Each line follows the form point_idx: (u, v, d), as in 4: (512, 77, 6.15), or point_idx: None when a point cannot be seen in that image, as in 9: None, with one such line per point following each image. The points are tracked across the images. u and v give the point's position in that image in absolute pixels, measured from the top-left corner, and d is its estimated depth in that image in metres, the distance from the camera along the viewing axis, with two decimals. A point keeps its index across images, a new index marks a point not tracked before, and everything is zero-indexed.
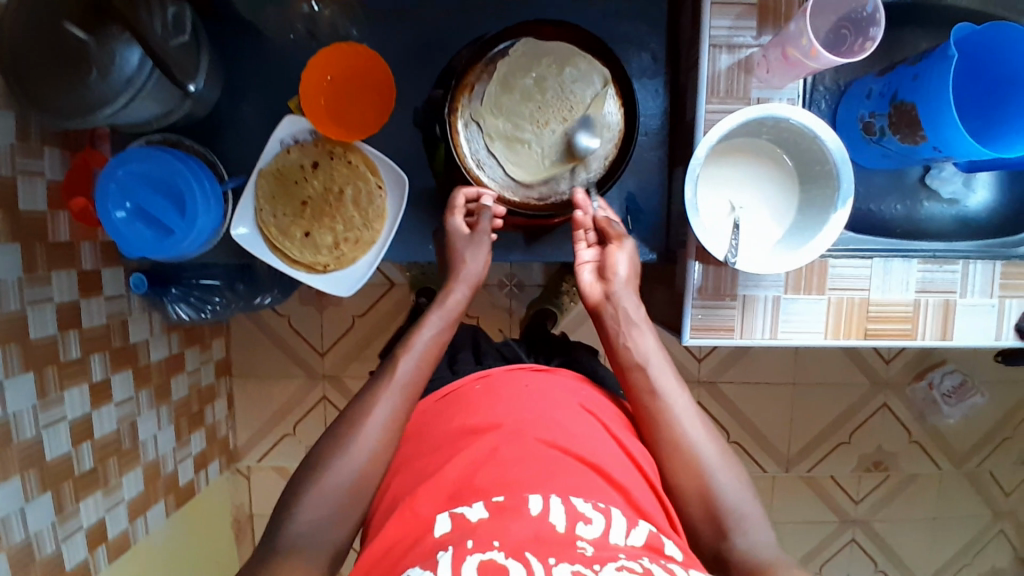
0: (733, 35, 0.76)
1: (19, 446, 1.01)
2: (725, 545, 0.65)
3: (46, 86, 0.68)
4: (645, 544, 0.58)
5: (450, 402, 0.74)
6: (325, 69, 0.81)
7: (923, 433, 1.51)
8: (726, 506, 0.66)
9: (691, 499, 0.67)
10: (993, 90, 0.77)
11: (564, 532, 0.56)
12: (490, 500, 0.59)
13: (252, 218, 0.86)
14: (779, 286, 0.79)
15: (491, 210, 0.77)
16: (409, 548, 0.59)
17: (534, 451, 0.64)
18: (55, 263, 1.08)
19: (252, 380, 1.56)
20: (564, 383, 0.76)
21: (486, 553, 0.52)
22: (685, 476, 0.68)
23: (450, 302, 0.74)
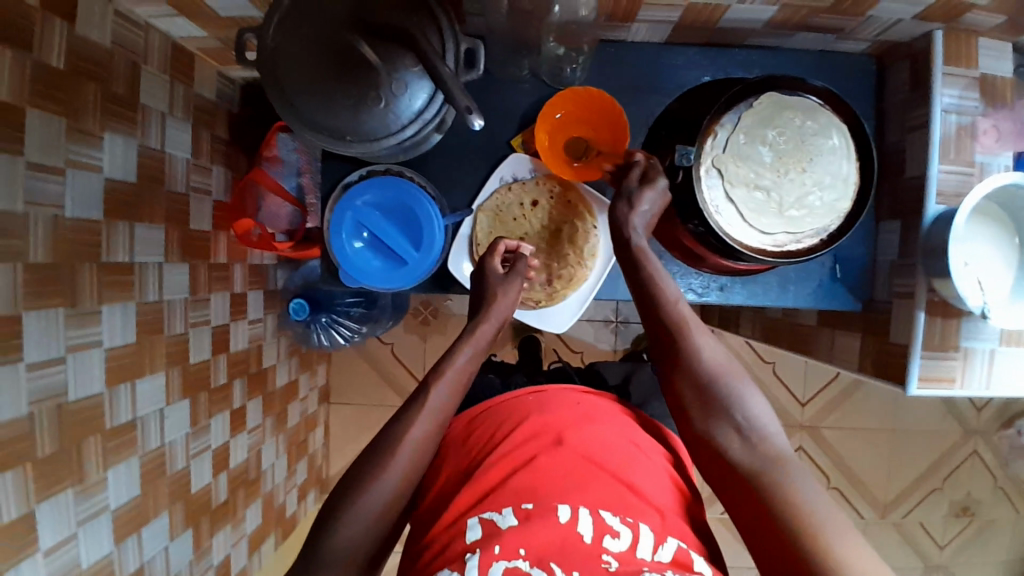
0: (960, 103, 0.81)
1: (172, 478, 0.96)
2: (722, 442, 0.68)
3: (327, 109, 0.69)
4: (672, 559, 0.63)
5: (496, 412, 0.80)
6: (558, 107, 0.84)
7: (1008, 480, 1.54)
8: (735, 410, 0.68)
9: (698, 408, 0.70)
10: None
11: (590, 543, 0.62)
12: (519, 507, 0.65)
13: (469, 254, 0.87)
14: (995, 338, 0.81)
15: (527, 258, 0.83)
16: (444, 549, 0.65)
17: (573, 463, 0.70)
18: (213, 285, 1.05)
19: (351, 407, 1.54)
20: (604, 403, 0.81)
21: (512, 561, 0.60)
22: (692, 389, 0.71)
23: (479, 334, 0.77)
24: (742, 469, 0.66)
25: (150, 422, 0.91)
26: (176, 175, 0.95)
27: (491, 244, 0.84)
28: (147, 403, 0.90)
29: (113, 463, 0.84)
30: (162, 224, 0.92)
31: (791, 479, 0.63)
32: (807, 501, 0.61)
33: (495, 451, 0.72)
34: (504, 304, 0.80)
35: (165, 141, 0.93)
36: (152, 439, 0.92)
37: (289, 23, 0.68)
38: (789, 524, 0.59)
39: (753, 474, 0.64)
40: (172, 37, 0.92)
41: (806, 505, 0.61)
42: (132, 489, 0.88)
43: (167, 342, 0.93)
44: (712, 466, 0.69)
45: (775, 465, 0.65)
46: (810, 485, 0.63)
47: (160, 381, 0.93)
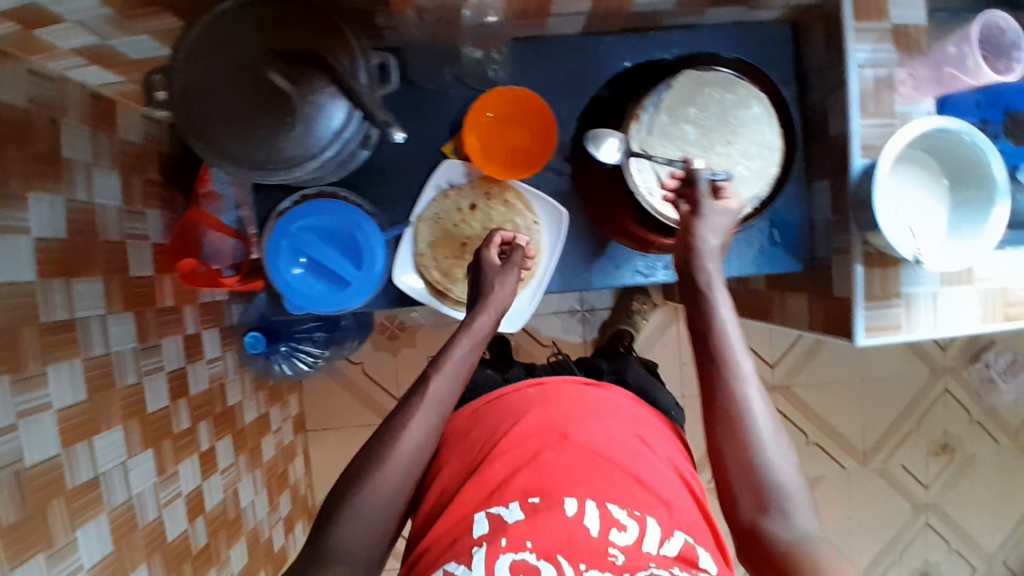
0: (875, 56, 0.81)
1: (145, 530, 0.94)
2: (763, 525, 0.64)
3: (247, 143, 0.67)
4: (679, 553, 0.69)
5: (501, 403, 0.83)
6: (487, 107, 0.83)
7: (982, 413, 1.58)
8: (782, 494, 0.65)
9: (732, 462, 0.66)
10: None
11: (597, 537, 0.67)
12: (527, 501, 0.70)
13: (413, 264, 0.86)
14: (936, 282, 0.83)
15: (524, 248, 0.82)
16: (452, 545, 0.70)
17: (577, 457, 0.74)
18: (163, 330, 1.03)
19: (329, 432, 1.52)
20: (607, 394, 0.84)
21: (518, 553, 0.65)
22: (741, 471, 0.66)
23: (478, 329, 0.76)
24: (777, 548, 0.64)
25: (114, 477, 0.89)
26: (109, 225, 0.93)
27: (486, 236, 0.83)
28: (107, 458, 0.88)
29: (81, 523, 0.82)
30: (100, 277, 0.90)
31: (823, 560, 0.62)
32: None
33: (499, 448, 0.76)
34: (500, 295, 0.78)
35: (94, 192, 0.91)
36: (118, 492, 0.90)
37: (197, 62, 0.67)
38: None
39: (786, 557, 0.63)
40: (88, 85, 0.90)
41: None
42: (106, 547, 0.86)
43: (121, 393, 0.92)
44: (743, 538, 0.66)
45: (811, 549, 0.63)
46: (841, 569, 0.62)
47: (119, 435, 0.91)
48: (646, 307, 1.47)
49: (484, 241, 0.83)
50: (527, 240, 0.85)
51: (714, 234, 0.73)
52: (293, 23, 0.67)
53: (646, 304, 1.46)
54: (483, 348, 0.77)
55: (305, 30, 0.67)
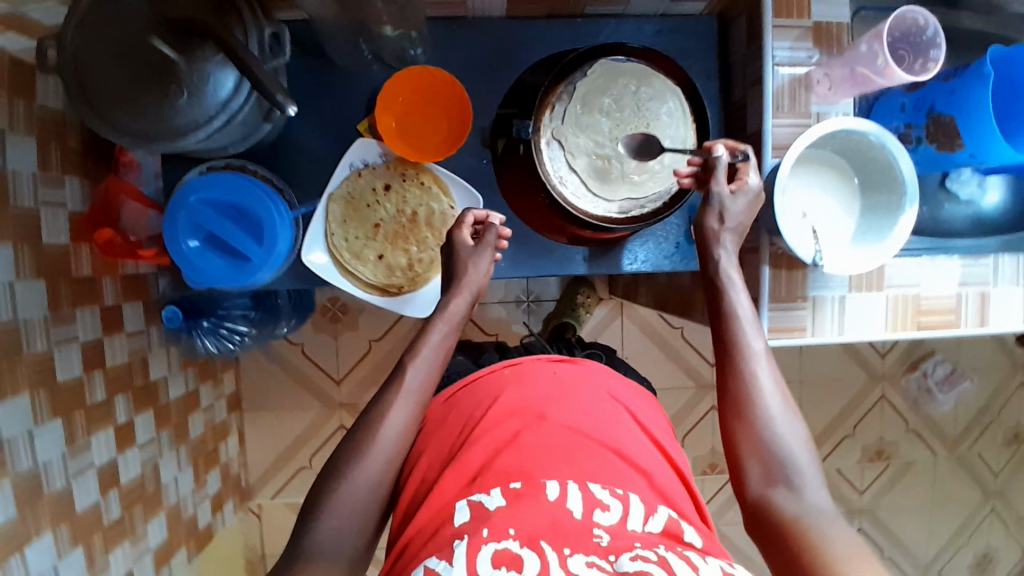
0: (793, 56, 0.81)
1: (50, 498, 0.93)
2: (773, 500, 0.64)
3: (133, 113, 0.67)
4: (663, 530, 0.64)
5: (477, 385, 0.79)
6: (398, 92, 0.81)
7: (919, 422, 1.59)
8: (790, 469, 0.65)
9: (736, 422, 0.68)
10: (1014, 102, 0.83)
11: (580, 519, 0.61)
12: (507, 487, 0.64)
13: (324, 243, 0.84)
14: (844, 286, 0.84)
15: (497, 227, 0.81)
16: (434, 535, 0.63)
17: (558, 436, 0.70)
18: (79, 301, 1.00)
19: (266, 413, 1.51)
20: (583, 371, 0.80)
21: (501, 542, 0.58)
22: (753, 444, 0.66)
23: (451, 311, 0.77)
24: (782, 520, 0.62)
25: (16, 444, 0.86)
26: (21, 191, 0.89)
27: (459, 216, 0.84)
28: (11, 426, 0.86)
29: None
30: (12, 244, 0.87)
31: (827, 532, 0.60)
32: (838, 549, 0.58)
33: (475, 432, 0.71)
34: (474, 277, 0.79)
35: (7, 157, 0.87)
36: (21, 460, 0.88)
37: (88, 27, 0.66)
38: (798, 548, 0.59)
39: (792, 526, 0.61)
40: (8, 50, 0.86)
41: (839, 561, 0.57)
42: (6, 515, 0.85)
43: (28, 362, 0.89)
44: (752, 516, 0.65)
45: (816, 523, 0.61)
46: (846, 538, 0.59)
47: (24, 403, 0.88)
48: (590, 300, 1.43)
49: (455, 224, 0.82)
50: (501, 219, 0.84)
51: (726, 217, 0.75)
52: None
53: (591, 298, 1.43)
54: (460, 329, 0.78)
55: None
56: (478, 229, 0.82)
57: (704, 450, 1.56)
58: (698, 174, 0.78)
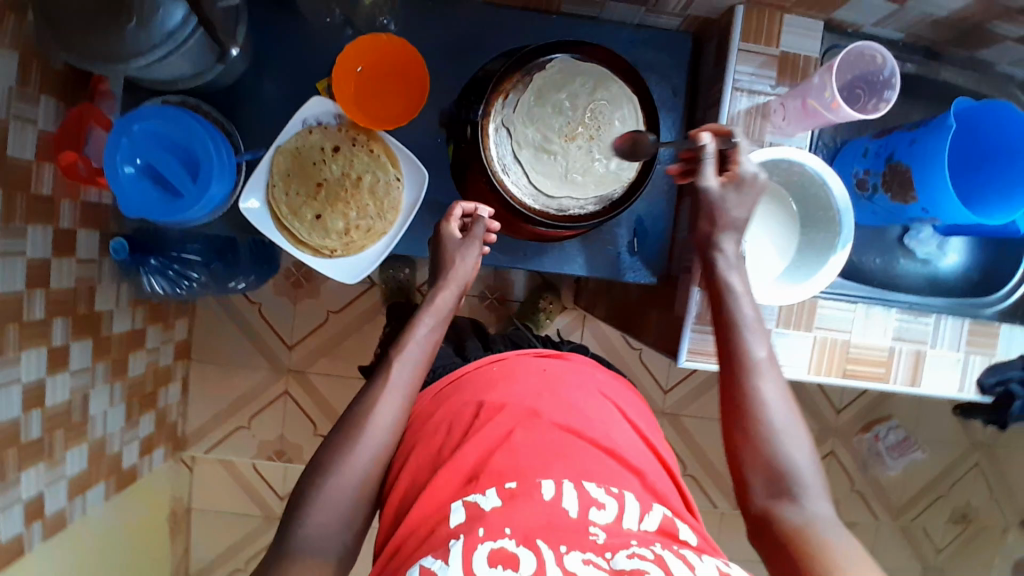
0: (754, 81, 0.82)
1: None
2: (776, 511, 0.63)
3: (83, 28, 0.68)
4: (658, 528, 0.63)
5: (464, 382, 0.77)
6: (358, 60, 0.82)
7: (865, 483, 1.56)
8: (795, 482, 0.63)
9: (738, 427, 0.66)
10: (987, 158, 0.81)
11: (577, 518, 0.60)
12: (503, 487, 0.62)
13: (263, 192, 0.84)
14: (771, 318, 0.84)
15: (485, 219, 0.82)
16: (428, 535, 0.61)
17: (549, 434, 0.68)
18: (34, 217, 0.99)
19: (214, 365, 1.51)
20: (567, 368, 0.80)
21: (498, 541, 0.56)
22: (758, 459, 0.65)
23: (439, 304, 0.78)
24: (785, 533, 0.61)
25: None
26: None
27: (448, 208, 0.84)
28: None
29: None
30: None
31: (833, 540, 0.59)
32: (843, 561, 0.57)
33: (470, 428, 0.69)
34: (463, 268, 0.81)
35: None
36: None
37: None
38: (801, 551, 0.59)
39: (794, 537, 0.61)
40: None
41: (846, 571, 0.56)
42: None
43: None
44: (756, 525, 0.64)
45: (820, 530, 0.61)
46: (848, 544, 0.59)
47: None
48: (552, 307, 1.42)
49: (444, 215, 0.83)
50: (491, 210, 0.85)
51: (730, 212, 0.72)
52: None
53: (553, 304, 1.43)
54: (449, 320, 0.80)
55: None
56: (466, 222, 0.84)
57: None
58: (687, 166, 0.75)
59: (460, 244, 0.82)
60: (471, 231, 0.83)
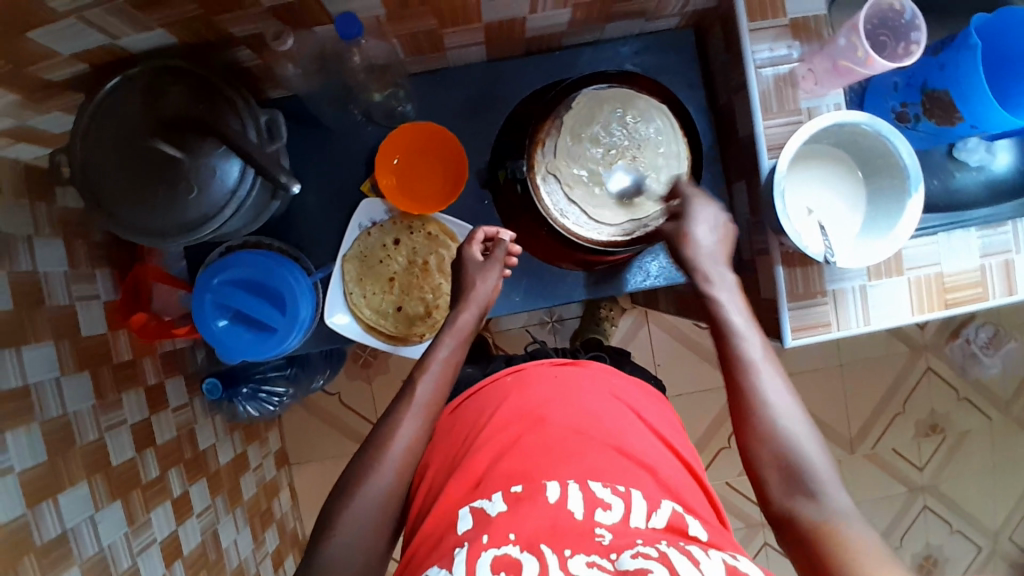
0: (773, 55, 0.82)
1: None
2: (797, 513, 0.65)
3: (146, 210, 0.70)
4: (667, 525, 0.63)
5: (483, 395, 0.79)
6: (394, 150, 0.84)
7: (969, 388, 1.54)
8: (809, 482, 0.66)
9: (766, 460, 0.69)
10: (998, 70, 0.82)
11: (582, 519, 0.60)
12: (509, 491, 0.64)
13: (344, 304, 0.87)
14: (862, 275, 0.85)
15: (507, 242, 0.83)
16: (438, 543, 0.64)
17: (557, 436, 0.70)
18: (122, 384, 0.98)
19: (312, 465, 1.54)
20: (588, 373, 0.80)
21: (501, 548, 0.57)
22: (766, 450, 0.69)
23: (460, 325, 0.80)
24: (808, 531, 0.64)
25: (81, 533, 0.83)
26: (54, 288, 0.87)
27: (469, 235, 0.85)
28: (73, 515, 0.83)
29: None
30: (52, 340, 0.85)
31: (852, 534, 0.61)
32: (867, 557, 0.59)
33: (480, 440, 0.72)
34: (482, 291, 0.82)
35: (37, 260, 0.85)
36: (88, 546, 0.85)
37: (98, 129, 0.69)
38: (826, 554, 0.61)
39: (818, 540, 0.62)
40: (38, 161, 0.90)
41: (872, 565, 0.58)
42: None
43: (81, 451, 0.86)
44: (779, 523, 0.67)
45: (838, 523, 0.63)
46: (870, 540, 0.61)
47: (83, 492, 0.86)
48: (613, 313, 1.41)
49: (466, 239, 0.84)
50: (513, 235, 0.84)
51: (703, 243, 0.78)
52: (177, 84, 0.70)
53: (613, 310, 1.42)
54: (468, 341, 0.81)
55: (187, 96, 0.70)
56: (488, 246, 0.85)
57: None
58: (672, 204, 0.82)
59: (479, 268, 0.83)
60: (493, 255, 0.85)
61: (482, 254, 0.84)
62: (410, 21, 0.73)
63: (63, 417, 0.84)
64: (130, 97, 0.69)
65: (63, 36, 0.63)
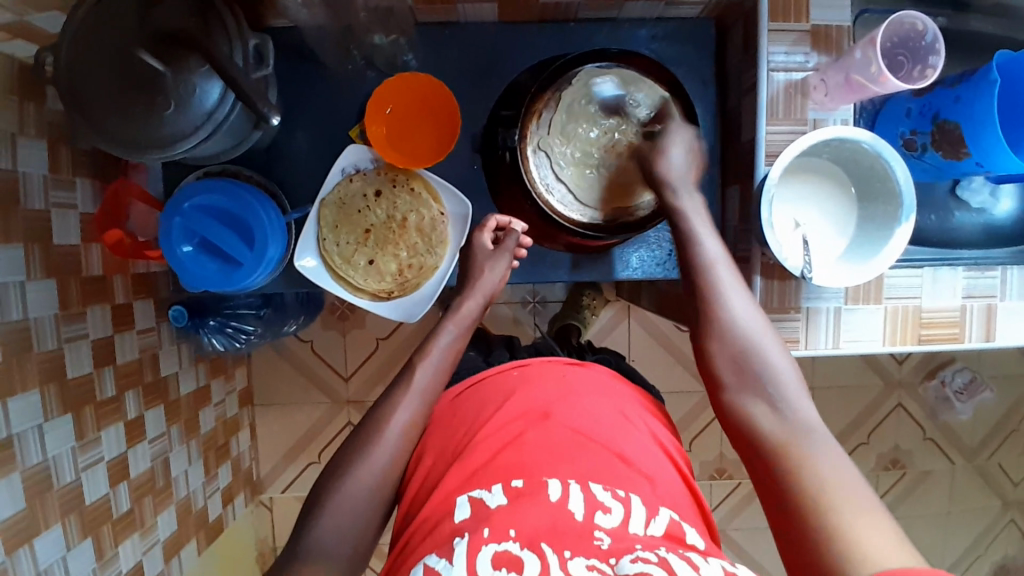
0: (788, 60, 0.79)
1: (60, 493, 0.88)
2: (754, 418, 0.66)
3: (121, 120, 0.68)
4: (665, 533, 0.62)
5: (487, 385, 0.77)
6: (388, 99, 0.82)
7: (937, 430, 1.54)
8: (770, 388, 0.67)
9: (733, 379, 0.69)
10: (1017, 109, 0.80)
11: (582, 521, 0.60)
12: (509, 485, 0.63)
13: (316, 248, 0.86)
14: (839, 297, 0.84)
15: (518, 233, 0.85)
16: (432, 530, 0.63)
17: (560, 435, 0.68)
18: (89, 299, 0.97)
19: (276, 408, 1.54)
20: (593, 374, 0.79)
21: (502, 543, 0.57)
22: (726, 359, 0.70)
23: (464, 311, 0.82)
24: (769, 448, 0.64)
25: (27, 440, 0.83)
26: (31, 192, 0.85)
27: (482, 221, 0.87)
28: (21, 421, 0.83)
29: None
30: (21, 244, 0.83)
31: (815, 455, 0.61)
32: (824, 463, 0.60)
33: (479, 431, 0.70)
34: (489, 279, 0.84)
35: (17, 161, 0.83)
36: (32, 454, 0.84)
37: (85, 30, 0.67)
38: (777, 461, 0.62)
39: (772, 445, 0.63)
40: None
41: (831, 489, 0.57)
42: (14, 507, 0.81)
43: (37, 359, 0.85)
44: (734, 428, 0.68)
45: (801, 444, 0.62)
46: (835, 461, 0.60)
47: (34, 400, 0.85)
48: (595, 302, 1.39)
49: (478, 226, 0.87)
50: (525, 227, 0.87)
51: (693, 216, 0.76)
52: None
53: (596, 301, 1.40)
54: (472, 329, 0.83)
55: (177, 7, 0.68)
56: (499, 235, 0.87)
57: (711, 455, 1.51)
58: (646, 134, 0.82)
59: (489, 256, 0.85)
60: (503, 243, 0.87)
61: (492, 243, 0.86)
62: None
63: (21, 322, 0.83)
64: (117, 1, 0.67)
65: None
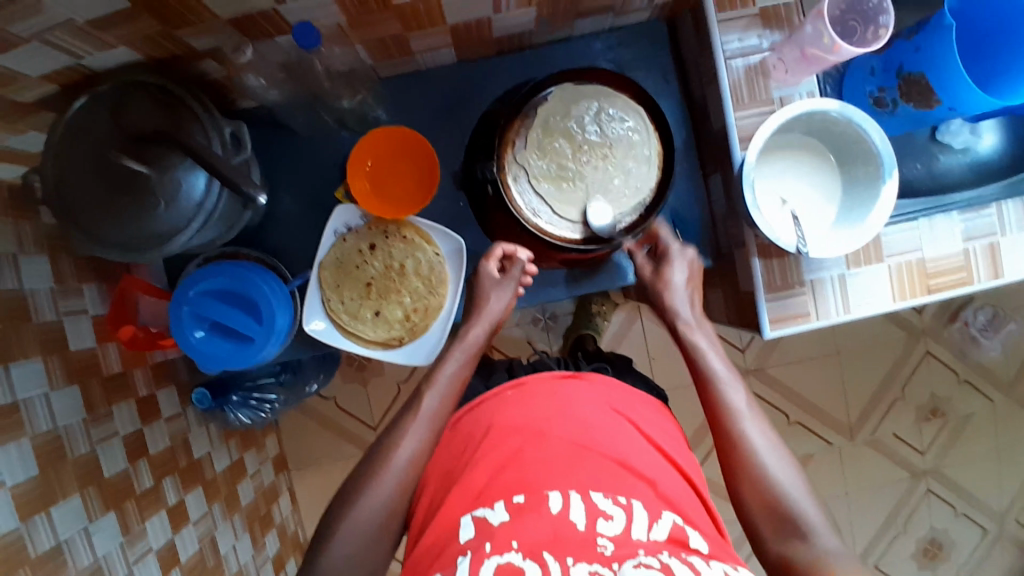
0: (742, 45, 0.81)
1: None
2: (787, 549, 0.67)
3: (118, 226, 0.70)
4: (668, 537, 0.63)
5: (488, 404, 0.79)
6: (367, 154, 0.84)
7: (970, 371, 1.52)
8: (796, 519, 0.68)
9: (762, 518, 0.69)
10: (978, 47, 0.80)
11: (584, 531, 0.62)
12: (511, 501, 0.65)
13: (322, 310, 0.88)
14: (840, 264, 0.84)
15: (523, 262, 0.87)
16: (438, 553, 0.65)
17: (557, 449, 0.71)
18: (113, 397, 0.99)
19: (312, 468, 1.55)
20: (594, 385, 0.80)
21: (504, 556, 0.59)
22: (754, 491, 0.71)
23: (469, 339, 0.84)
24: (802, 572, 0.65)
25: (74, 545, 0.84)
26: (40, 305, 0.87)
27: (488, 249, 0.89)
28: (67, 527, 0.84)
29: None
30: (40, 357, 0.86)
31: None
32: None
33: (482, 449, 0.73)
34: (495, 307, 0.86)
35: (23, 279, 0.85)
36: (83, 556, 0.86)
37: (68, 146, 0.69)
38: None
39: (812, 574, 0.63)
40: None
41: None
42: None
43: (72, 466, 0.87)
44: (773, 566, 0.68)
45: (813, 537, 0.67)
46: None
47: (76, 504, 0.86)
48: (606, 307, 1.40)
49: (485, 254, 0.88)
50: (530, 256, 0.88)
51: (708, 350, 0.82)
52: (140, 102, 0.70)
53: (606, 305, 1.40)
54: (477, 357, 0.84)
55: (151, 110, 0.70)
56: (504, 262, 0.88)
57: None
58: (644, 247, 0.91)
59: (495, 284, 0.87)
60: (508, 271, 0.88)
61: (499, 270, 0.88)
62: (372, 28, 0.73)
63: (51, 433, 0.85)
64: (92, 114, 0.69)
65: (34, 60, 0.64)
